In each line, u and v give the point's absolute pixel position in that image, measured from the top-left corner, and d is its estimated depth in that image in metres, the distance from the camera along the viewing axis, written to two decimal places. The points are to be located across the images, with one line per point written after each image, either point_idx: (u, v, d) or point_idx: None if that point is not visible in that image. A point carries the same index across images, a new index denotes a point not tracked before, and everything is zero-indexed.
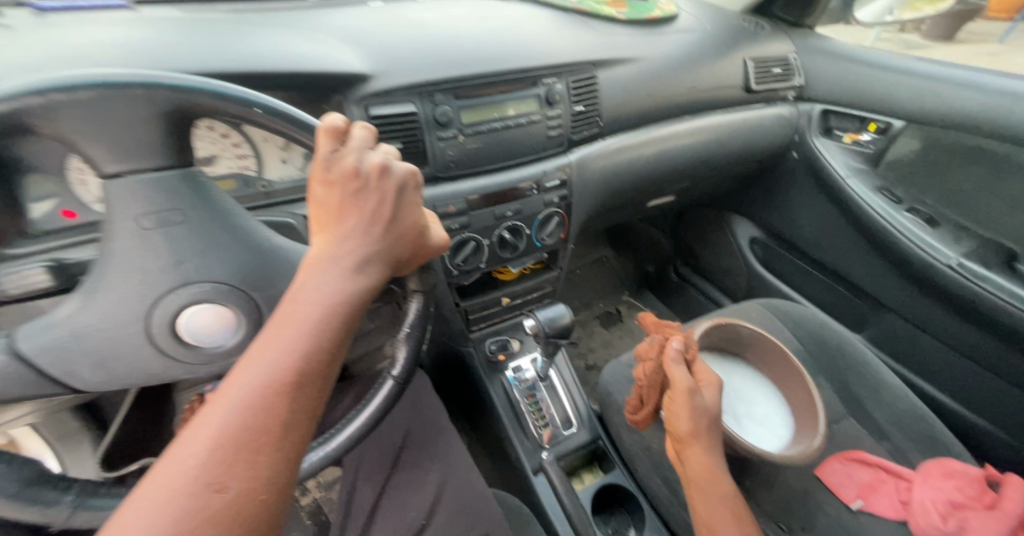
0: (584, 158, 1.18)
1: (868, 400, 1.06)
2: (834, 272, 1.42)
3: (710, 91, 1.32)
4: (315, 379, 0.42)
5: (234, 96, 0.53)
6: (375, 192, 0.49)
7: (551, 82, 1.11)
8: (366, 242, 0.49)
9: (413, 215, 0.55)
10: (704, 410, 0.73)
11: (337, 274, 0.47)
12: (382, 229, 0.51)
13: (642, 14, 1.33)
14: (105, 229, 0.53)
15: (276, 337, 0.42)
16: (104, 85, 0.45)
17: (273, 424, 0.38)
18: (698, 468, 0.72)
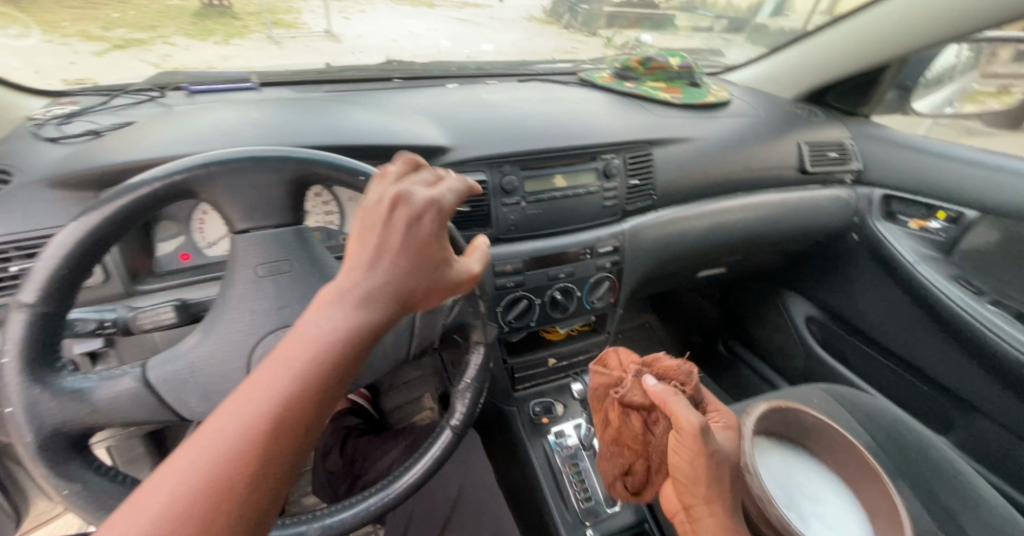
0: (638, 228, 1.22)
1: (960, 512, 0.95)
2: (904, 361, 1.34)
3: (764, 170, 1.36)
4: (298, 435, 0.34)
5: (344, 167, 0.65)
6: (389, 220, 0.40)
7: (609, 157, 1.17)
8: (378, 277, 0.39)
9: (440, 246, 0.44)
10: (719, 455, 0.55)
11: (344, 311, 0.37)
12: (406, 262, 0.41)
13: (696, 99, 1.42)
14: (227, 277, 0.64)
15: (264, 383, 0.34)
16: (251, 159, 0.58)
17: (237, 492, 0.30)
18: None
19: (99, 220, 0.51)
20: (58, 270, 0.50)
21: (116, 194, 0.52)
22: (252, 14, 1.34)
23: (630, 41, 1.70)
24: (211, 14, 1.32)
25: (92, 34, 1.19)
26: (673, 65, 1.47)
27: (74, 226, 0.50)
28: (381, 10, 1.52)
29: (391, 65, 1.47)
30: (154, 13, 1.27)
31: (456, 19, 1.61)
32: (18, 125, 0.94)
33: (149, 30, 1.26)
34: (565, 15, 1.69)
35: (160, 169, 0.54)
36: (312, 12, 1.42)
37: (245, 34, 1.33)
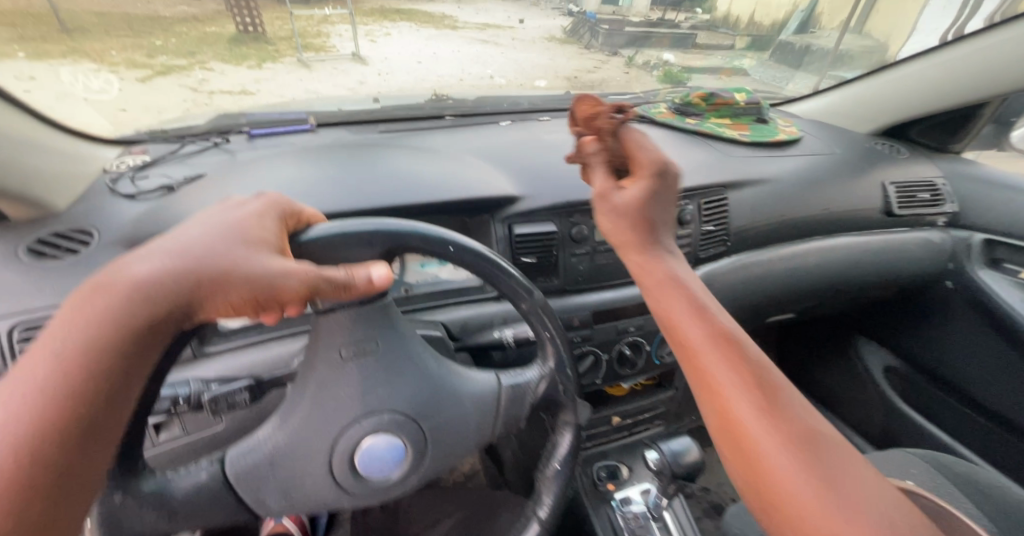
0: (711, 274, 1.13)
1: None
2: (1006, 424, 1.22)
3: (845, 210, 1.26)
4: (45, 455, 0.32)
5: (437, 238, 0.61)
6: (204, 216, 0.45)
7: (683, 203, 1.08)
8: (130, 276, 0.37)
9: (235, 235, 0.43)
10: (620, 203, 0.50)
11: (73, 321, 0.35)
12: (171, 250, 0.39)
13: (766, 137, 1.34)
14: (308, 359, 0.59)
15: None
16: (352, 233, 0.56)
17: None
18: (725, 383, 0.42)
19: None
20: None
21: None
22: (284, 38, 1.23)
23: (653, 60, 1.56)
24: (245, 39, 1.19)
25: (136, 60, 1.12)
26: (741, 101, 1.39)
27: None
28: (401, 34, 1.36)
29: (444, 103, 1.44)
30: (192, 37, 1.15)
31: (479, 40, 1.43)
32: (95, 179, 0.94)
33: (189, 55, 1.17)
34: (585, 34, 1.49)
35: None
36: (338, 34, 1.27)
37: (277, 57, 1.25)
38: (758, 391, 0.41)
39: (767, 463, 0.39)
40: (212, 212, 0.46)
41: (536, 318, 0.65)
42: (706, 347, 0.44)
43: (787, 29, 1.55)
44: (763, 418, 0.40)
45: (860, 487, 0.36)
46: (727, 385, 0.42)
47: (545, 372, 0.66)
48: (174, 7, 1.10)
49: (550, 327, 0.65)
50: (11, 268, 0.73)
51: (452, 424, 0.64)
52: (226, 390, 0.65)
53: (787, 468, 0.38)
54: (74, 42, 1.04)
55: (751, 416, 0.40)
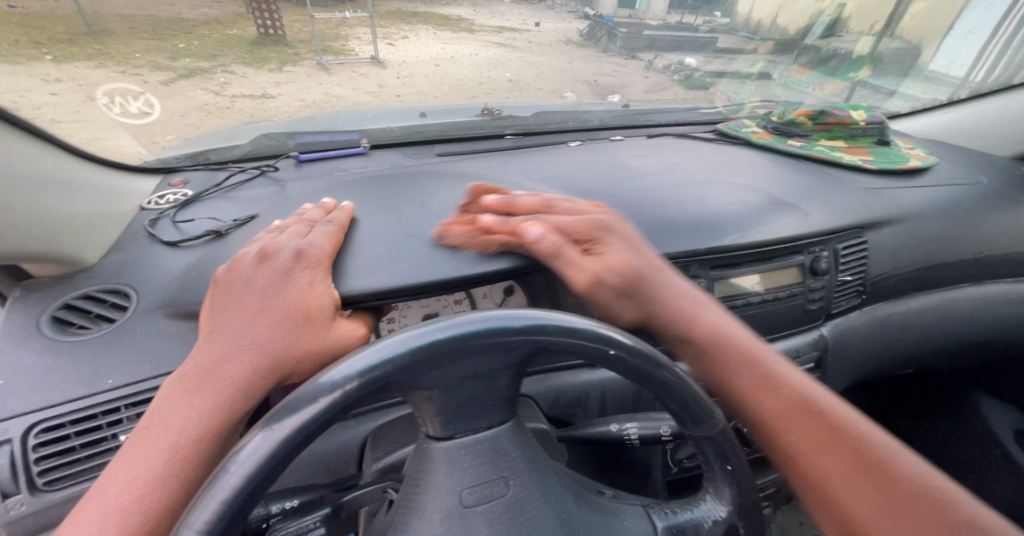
0: (841, 330, 0.93)
1: None
2: None
3: (1006, 249, 1.05)
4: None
5: (588, 333, 0.44)
6: (264, 272, 0.52)
7: (817, 250, 0.88)
8: (241, 350, 0.44)
9: (300, 311, 0.50)
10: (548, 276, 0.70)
11: (196, 397, 0.40)
12: (240, 339, 0.44)
13: (895, 163, 1.09)
14: (415, 505, 0.44)
15: (87, 515, 0.33)
16: (485, 334, 0.40)
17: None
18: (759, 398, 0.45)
19: (280, 438, 0.35)
20: (214, 523, 0.33)
21: (300, 400, 0.36)
22: (306, 41, 1.12)
23: (673, 64, 1.44)
24: (266, 42, 1.09)
25: (161, 63, 0.99)
26: (860, 120, 1.17)
27: (251, 446, 0.35)
28: (421, 39, 1.31)
29: (502, 119, 1.25)
30: (213, 39, 1.04)
31: (495, 44, 1.36)
32: (134, 220, 0.81)
33: (212, 59, 1.04)
34: (602, 38, 1.40)
35: (371, 351, 0.38)
36: (358, 38, 1.19)
37: (298, 61, 1.13)
38: (854, 459, 0.40)
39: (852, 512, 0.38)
40: (242, 288, 0.50)
41: (709, 447, 0.48)
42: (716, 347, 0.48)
43: (812, 33, 1.45)
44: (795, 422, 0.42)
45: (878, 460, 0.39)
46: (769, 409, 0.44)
47: (720, 518, 0.50)
48: (197, 8, 1.03)
49: (732, 461, 0.48)
50: (35, 347, 0.61)
51: None
52: (296, 525, 0.49)
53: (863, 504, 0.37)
54: (102, 46, 0.93)
55: (829, 463, 0.40)
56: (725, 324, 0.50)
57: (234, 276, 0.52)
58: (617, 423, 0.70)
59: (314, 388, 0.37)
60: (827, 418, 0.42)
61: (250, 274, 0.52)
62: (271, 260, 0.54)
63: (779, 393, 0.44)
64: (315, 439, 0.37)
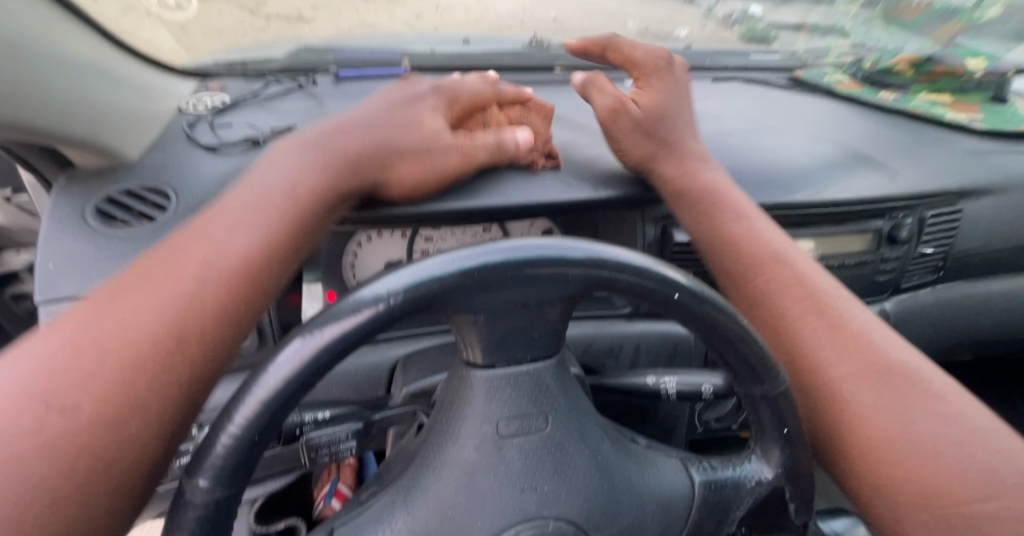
0: (911, 307, 0.86)
1: None
2: None
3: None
4: (171, 382, 0.29)
5: (654, 273, 0.39)
6: (408, 101, 0.62)
7: (900, 216, 0.80)
8: (344, 142, 0.51)
9: (410, 129, 0.58)
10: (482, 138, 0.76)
11: (292, 171, 0.45)
12: (347, 139, 0.52)
13: (1009, 125, 0.96)
14: (449, 431, 0.42)
15: (181, 260, 0.35)
16: (541, 262, 0.36)
17: (62, 452, 0.23)
18: (814, 340, 0.48)
19: (317, 348, 0.33)
20: (250, 424, 0.32)
21: (340, 310, 0.34)
22: None
23: (735, 12, 1.25)
24: None
25: None
26: (972, 72, 1.17)
27: (288, 352, 0.33)
28: None
29: (553, 51, 1.15)
30: None
31: None
32: (172, 121, 0.79)
33: None
34: None
35: (417, 268, 0.35)
36: None
37: None
38: (877, 369, 0.44)
39: (855, 411, 0.42)
40: (384, 106, 0.60)
41: (765, 409, 0.45)
42: (766, 273, 0.55)
43: None
44: (845, 355, 0.46)
45: (913, 393, 0.42)
46: (813, 339, 0.48)
47: (766, 478, 0.47)
48: None
49: (789, 424, 0.44)
50: (80, 234, 0.61)
51: None
52: (330, 435, 0.49)
53: (862, 398, 0.43)
54: None
55: (843, 369, 0.45)
56: (777, 265, 0.55)
57: (383, 96, 0.62)
58: (654, 375, 0.68)
59: (355, 300, 0.34)
60: (844, 327, 0.48)
61: (387, 103, 0.62)
62: (414, 93, 0.64)
63: (801, 309, 0.50)
64: (355, 351, 0.35)
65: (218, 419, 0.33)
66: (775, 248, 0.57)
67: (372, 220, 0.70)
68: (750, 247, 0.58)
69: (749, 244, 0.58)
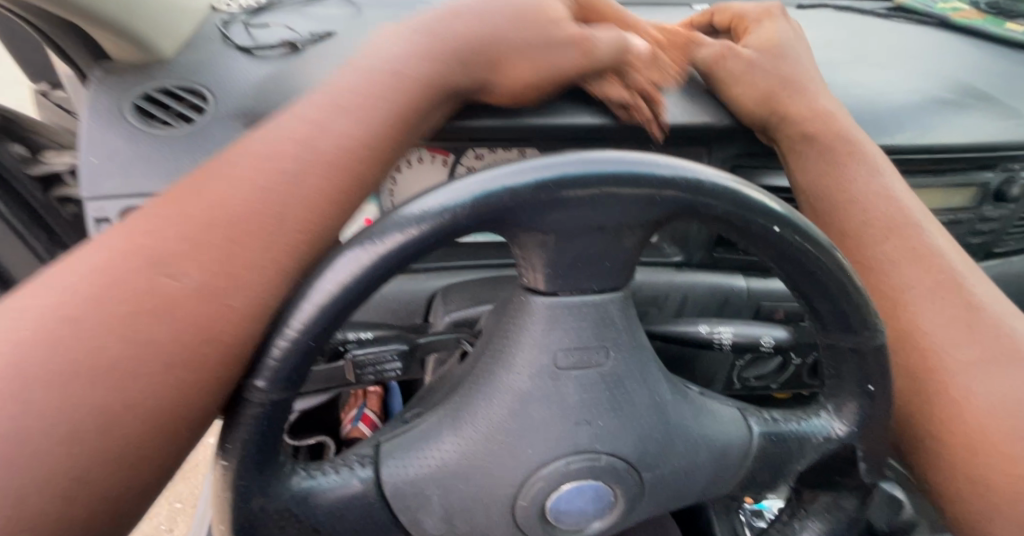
0: (998, 276, 0.77)
1: None
2: None
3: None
4: (268, 263, 0.32)
5: (755, 202, 0.34)
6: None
7: (1016, 169, 0.70)
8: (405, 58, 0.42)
9: (492, 25, 0.48)
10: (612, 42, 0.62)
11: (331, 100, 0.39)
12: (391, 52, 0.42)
13: None
14: (503, 358, 0.39)
15: (197, 200, 0.34)
16: (628, 179, 0.32)
17: (168, 312, 0.29)
18: (932, 316, 0.55)
19: (380, 254, 0.30)
20: (308, 330, 0.30)
21: (406, 213, 0.30)
22: None
23: None
24: None
25: None
26: None
27: (348, 257, 0.30)
28: None
29: None
30: None
31: None
32: (205, 19, 0.74)
33: None
34: None
35: (491, 177, 0.31)
36: None
37: None
38: (989, 351, 0.53)
39: (966, 397, 0.52)
40: None
41: (848, 362, 0.41)
42: (889, 241, 0.58)
43: None
44: (966, 342, 0.53)
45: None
46: (931, 319, 0.55)
47: (835, 434, 0.44)
48: None
49: (876, 380, 0.41)
50: (122, 132, 0.59)
51: (677, 480, 0.44)
52: (374, 354, 0.47)
53: (979, 385, 0.52)
54: None
55: (969, 364, 0.53)
56: (910, 232, 0.59)
57: None
58: (708, 325, 0.64)
59: (423, 205, 0.30)
60: (976, 322, 0.54)
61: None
62: None
63: (940, 301, 0.55)
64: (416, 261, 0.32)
65: (275, 322, 0.31)
66: (905, 213, 0.60)
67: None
68: (878, 206, 0.61)
69: (881, 227, 0.59)
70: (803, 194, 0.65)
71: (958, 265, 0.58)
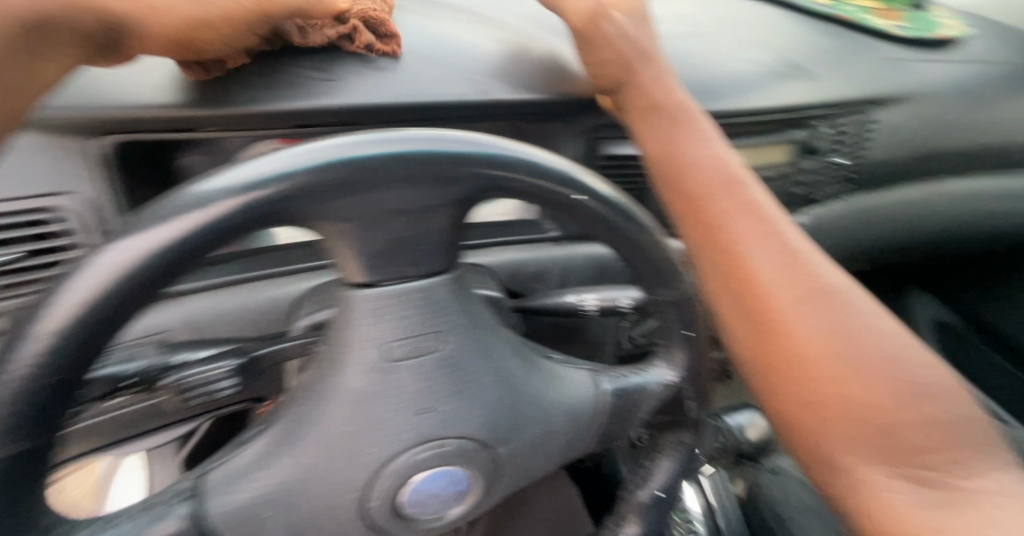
0: (823, 219, 0.88)
1: None
2: None
3: (1011, 135, 0.97)
4: None
5: (555, 171, 0.35)
6: None
7: (816, 125, 0.80)
8: None
9: None
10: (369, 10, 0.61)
11: None
12: None
13: (924, 32, 0.94)
14: (331, 358, 0.37)
15: None
16: (426, 157, 0.30)
17: None
18: (741, 241, 0.47)
19: (146, 255, 0.24)
20: (49, 361, 0.23)
21: (180, 205, 0.25)
22: None
23: None
24: None
25: None
26: None
27: (102, 259, 0.24)
28: None
29: None
30: None
31: None
32: None
33: None
34: None
35: (281, 163, 0.27)
36: None
37: None
38: (804, 281, 0.45)
39: (808, 367, 0.41)
40: None
41: (669, 313, 0.44)
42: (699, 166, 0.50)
43: None
44: (779, 268, 0.45)
45: (839, 309, 0.44)
46: (747, 251, 0.46)
47: (669, 381, 0.48)
48: None
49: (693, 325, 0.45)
50: None
51: (532, 450, 0.45)
52: (201, 375, 0.42)
53: (798, 321, 0.43)
54: None
55: (798, 315, 0.43)
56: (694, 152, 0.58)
57: None
58: (575, 294, 0.66)
59: (195, 196, 0.25)
60: (794, 265, 0.46)
61: None
62: None
63: (754, 247, 0.46)
64: (192, 264, 0.27)
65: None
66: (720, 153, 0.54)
67: (234, 124, 0.54)
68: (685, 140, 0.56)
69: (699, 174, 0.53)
70: (644, 164, 0.57)
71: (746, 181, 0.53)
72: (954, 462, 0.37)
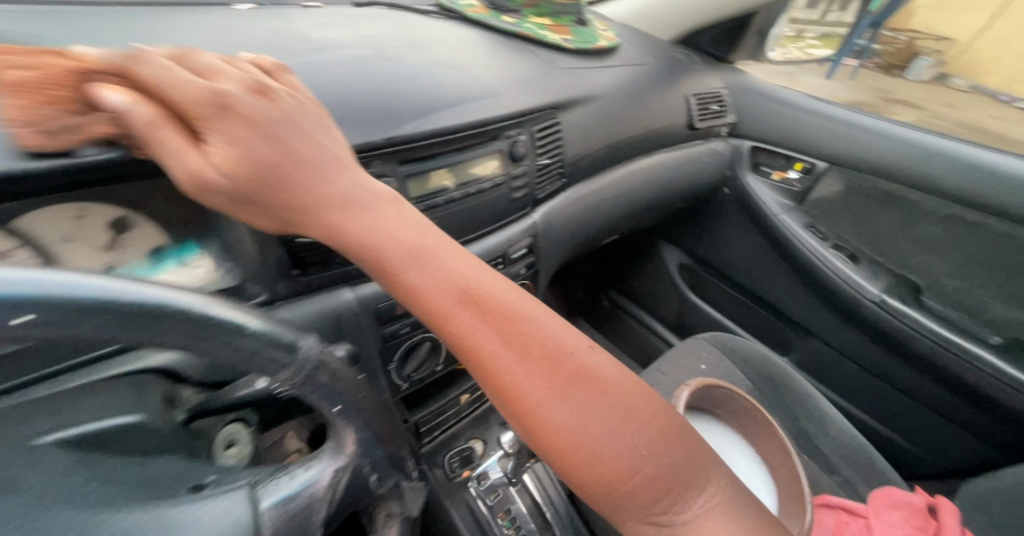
0: (549, 215, 0.96)
1: (817, 436, 1.18)
2: (753, 295, 1.55)
3: (665, 120, 1.22)
4: None
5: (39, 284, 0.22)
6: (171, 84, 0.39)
7: (514, 134, 0.85)
8: None
9: None
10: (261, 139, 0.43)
11: None
12: None
13: (588, 43, 1.10)
14: None
15: None
16: None
17: None
18: (484, 345, 0.42)
19: None
20: None
21: None
22: None
23: None
24: None
25: None
26: None
27: None
28: None
29: None
30: None
31: None
32: None
33: None
34: None
35: None
36: None
37: None
38: (550, 367, 0.43)
39: (568, 442, 0.42)
40: None
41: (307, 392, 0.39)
42: (414, 274, 0.43)
43: None
44: (524, 365, 0.42)
45: (586, 385, 0.43)
46: (494, 353, 0.42)
47: (338, 467, 0.45)
48: None
49: (341, 401, 0.41)
50: None
51: None
52: None
53: (557, 414, 0.42)
54: None
55: (555, 408, 0.42)
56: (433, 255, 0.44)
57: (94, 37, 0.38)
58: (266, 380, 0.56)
59: None
60: (543, 359, 0.43)
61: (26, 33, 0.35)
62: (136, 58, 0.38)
63: (497, 341, 0.42)
64: None
65: None
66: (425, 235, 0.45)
67: None
68: (396, 232, 0.44)
69: (428, 283, 0.43)
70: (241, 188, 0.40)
71: (476, 265, 0.46)
72: (676, 503, 0.44)
